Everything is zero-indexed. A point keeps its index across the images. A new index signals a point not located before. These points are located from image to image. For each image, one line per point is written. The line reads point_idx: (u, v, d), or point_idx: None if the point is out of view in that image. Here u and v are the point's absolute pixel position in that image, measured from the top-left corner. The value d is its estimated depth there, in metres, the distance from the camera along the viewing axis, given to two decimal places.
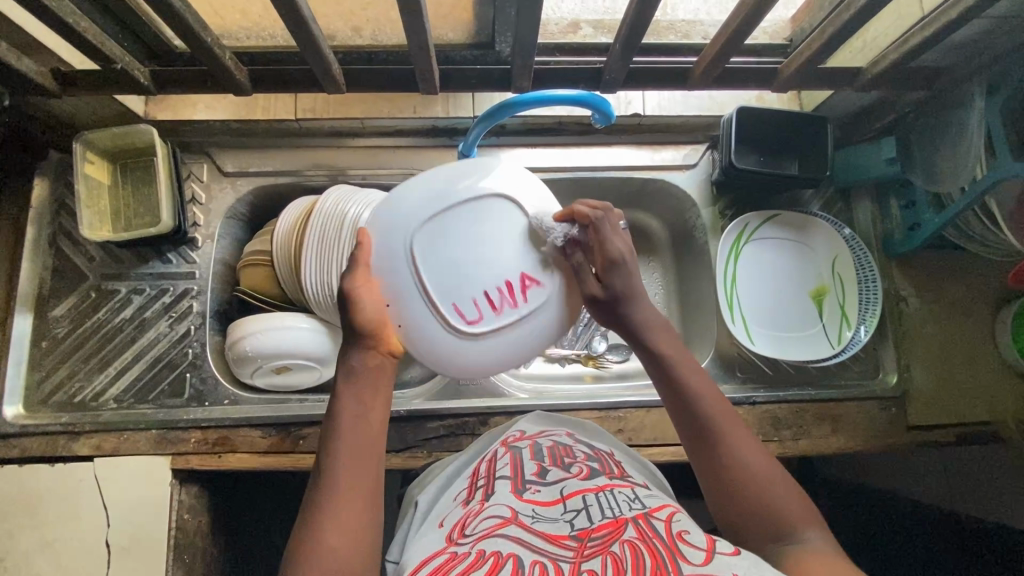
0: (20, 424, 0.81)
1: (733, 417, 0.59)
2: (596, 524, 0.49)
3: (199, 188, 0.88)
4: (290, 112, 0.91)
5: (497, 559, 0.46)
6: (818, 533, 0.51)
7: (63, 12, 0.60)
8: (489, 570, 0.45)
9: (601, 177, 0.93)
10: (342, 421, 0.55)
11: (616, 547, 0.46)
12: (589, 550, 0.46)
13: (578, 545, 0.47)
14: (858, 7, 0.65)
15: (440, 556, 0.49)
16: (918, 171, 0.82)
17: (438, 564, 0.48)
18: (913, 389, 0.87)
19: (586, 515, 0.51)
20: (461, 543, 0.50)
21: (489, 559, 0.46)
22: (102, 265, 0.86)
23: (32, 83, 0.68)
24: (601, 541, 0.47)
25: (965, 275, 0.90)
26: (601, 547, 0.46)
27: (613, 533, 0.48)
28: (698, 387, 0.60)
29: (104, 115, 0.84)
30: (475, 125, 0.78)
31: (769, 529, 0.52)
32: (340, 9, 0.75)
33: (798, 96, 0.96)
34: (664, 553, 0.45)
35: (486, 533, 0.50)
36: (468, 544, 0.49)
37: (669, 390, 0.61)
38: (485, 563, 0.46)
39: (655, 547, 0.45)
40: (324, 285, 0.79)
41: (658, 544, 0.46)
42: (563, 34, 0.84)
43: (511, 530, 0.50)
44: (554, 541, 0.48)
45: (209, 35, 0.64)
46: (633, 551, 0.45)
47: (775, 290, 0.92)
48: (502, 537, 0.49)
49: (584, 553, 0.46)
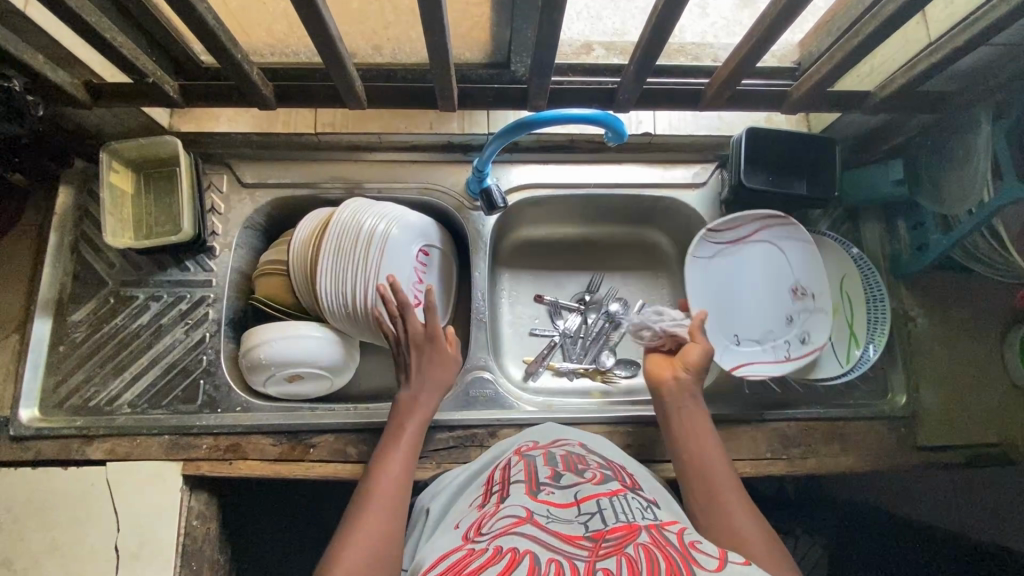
0: (34, 427, 0.82)
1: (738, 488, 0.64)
2: (610, 527, 0.50)
3: (219, 199, 0.90)
4: (310, 126, 0.95)
5: (513, 556, 0.46)
6: None
7: (101, 28, 0.63)
8: (507, 565, 0.45)
9: (610, 194, 0.95)
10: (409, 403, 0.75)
11: (630, 549, 0.46)
12: (604, 550, 0.47)
13: (593, 545, 0.48)
14: (865, 34, 0.67)
15: (458, 552, 0.50)
16: (927, 195, 0.83)
17: (456, 559, 0.49)
18: (922, 410, 0.87)
19: (601, 518, 0.52)
20: (478, 540, 0.51)
21: (507, 554, 0.46)
22: (122, 272, 0.88)
23: (65, 94, 0.71)
24: (616, 543, 0.47)
25: (974, 297, 0.90)
26: (616, 549, 0.47)
27: (628, 536, 0.48)
28: (711, 457, 0.67)
29: (130, 125, 0.86)
30: (491, 143, 0.80)
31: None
32: (362, 30, 0.77)
33: (806, 117, 0.98)
34: (677, 558, 0.45)
35: (502, 531, 0.50)
36: (486, 540, 0.50)
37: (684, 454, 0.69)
38: (502, 559, 0.46)
39: (670, 553, 0.46)
40: (340, 295, 0.82)
41: (673, 551, 0.46)
42: (576, 55, 0.85)
43: (527, 529, 0.50)
44: (569, 541, 0.49)
45: (239, 52, 0.67)
46: (648, 554, 0.45)
47: (768, 284, 0.93)
48: (518, 535, 0.49)
49: (599, 552, 0.47)
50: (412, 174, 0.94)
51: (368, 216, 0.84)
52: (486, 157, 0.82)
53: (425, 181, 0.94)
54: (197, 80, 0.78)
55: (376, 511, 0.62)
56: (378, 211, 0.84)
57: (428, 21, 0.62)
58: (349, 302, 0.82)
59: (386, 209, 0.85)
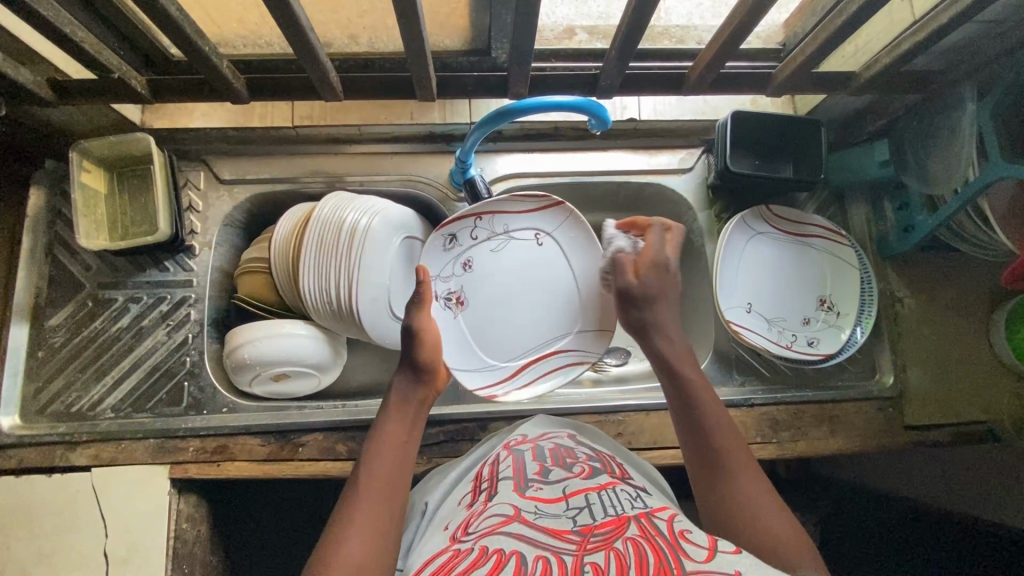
0: (15, 434, 0.80)
1: (741, 448, 0.59)
2: (599, 521, 0.50)
3: (196, 197, 0.88)
4: (287, 120, 0.90)
5: (500, 556, 0.46)
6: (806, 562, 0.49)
7: (59, 22, 0.61)
8: (493, 567, 0.45)
9: (598, 181, 0.94)
10: (395, 399, 0.66)
11: (619, 544, 0.46)
12: (591, 545, 0.46)
13: (580, 539, 0.48)
14: (849, 14, 0.66)
15: (444, 554, 0.49)
16: (912, 173, 0.82)
17: (441, 562, 0.48)
18: (910, 390, 0.87)
19: (589, 512, 0.51)
20: (465, 540, 0.50)
21: (493, 556, 0.46)
22: (99, 274, 0.86)
23: (28, 92, 0.68)
24: (604, 537, 0.47)
25: (958, 276, 0.91)
26: (604, 543, 0.46)
27: (616, 530, 0.48)
28: (713, 410, 0.61)
29: (100, 123, 0.84)
30: (472, 133, 0.79)
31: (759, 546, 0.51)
32: (337, 17, 0.75)
33: (791, 100, 0.98)
34: (666, 549, 0.45)
35: (489, 530, 0.50)
36: (473, 541, 0.50)
37: (681, 403, 0.63)
38: (489, 560, 0.46)
39: (658, 544, 0.45)
40: (323, 292, 0.80)
41: (661, 541, 0.46)
42: (559, 41, 0.83)
43: (514, 527, 0.50)
44: (557, 537, 0.48)
45: (206, 43, 0.64)
46: (636, 547, 0.45)
47: (780, 278, 0.92)
48: (506, 534, 0.49)
49: (586, 547, 0.46)
50: (395, 166, 0.92)
51: (350, 210, 0.82)
52: (469, 147, 0.80)
53: (408, 172, 0.92)
54: (168, 74, 0.76)
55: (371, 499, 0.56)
56: (360, 205, 0.83)
57: (401, 8, 0.60)
58: (333, 299, 0.80)
59: (368, 203, 0.83)
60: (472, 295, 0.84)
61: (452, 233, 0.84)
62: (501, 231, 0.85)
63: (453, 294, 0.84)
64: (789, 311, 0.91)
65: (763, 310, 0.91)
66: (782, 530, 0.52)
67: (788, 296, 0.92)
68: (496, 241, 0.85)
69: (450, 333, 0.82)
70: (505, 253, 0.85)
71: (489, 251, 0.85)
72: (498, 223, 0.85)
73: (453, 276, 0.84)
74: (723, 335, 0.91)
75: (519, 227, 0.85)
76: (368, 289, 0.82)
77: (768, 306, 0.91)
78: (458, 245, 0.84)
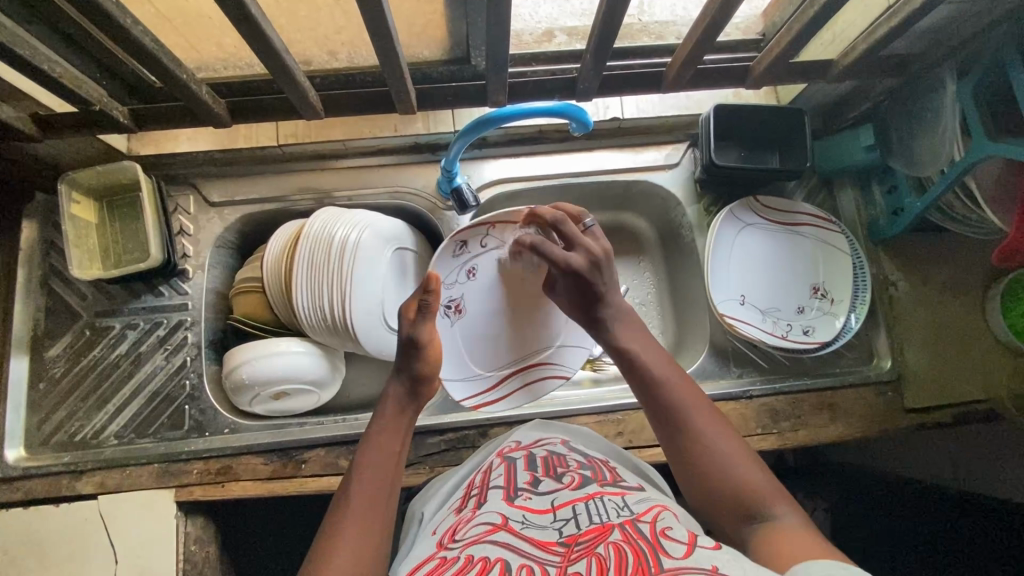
0: (21, 466, 0.81)
1: (703, 405, 0.60)
2: (583, 529, 0.50)
3: (187, 221, 0.89)
4: (272, 139, 0.94)
5: (484, 564, 0.47)
6: (790, 509, 0.52)
7: (37, 60, 0.62)
8: (477, 574, 0.46)
9: (586, 182, 0.95)
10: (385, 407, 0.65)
11: (601, 549, 0.46)
12: (575, 554, 0.46)
13: (565, 550, 0.48)
14: (821, 4, 0.65)
15: (431, 561, 0.50)
16: (898, 156, 0.83)
17: (429, 569, 0.49)
18: (909, 372, 0.87)
19: (575, 522, 0.51)
20: (451, 548, 0.51)
21: (478, 563, 0.47)
22: (95, 303, 0.87)
23: (12, 129, 0.69)
24: (587, 545, 0.47)
25: (951, 255, 0.90)
26: (586, 550, 0.46)
27: (599, 537, 0.48)
28: (668, 375, 0.62)
29: (87, 153, 0.84)
30: (455, 143, 0.79)
31: (738, 507, 0.53)
32: (313, 35, 0.74)
33: (774, 91, 0.98)
34: (646, 549, 0.45)
35: (475, 539, 0.51)
36: (458, 549, 0.50)
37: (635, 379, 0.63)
38: (474, 567, 0.47)
39: (639, 546, 0.45)
40: (318, 310, 0.81)
41: (642, 543, 0.46)
42: (538, 44, 0.82)
43: (500, 536, 0.50)
44: (541, 547, 0.49)
45: (182, 72, 0.65)
46: (617, 551, 0.45)
47: (771, 270, 0.92)
48: (490, 544, 0.49)
49: (570, 557, 0.46)
50: (382, 179, 0.92)
51: (339, 225, 0.82)
52: (452, 157, 0.81)
53: (394, 185, 0.92)
54: (150, 102, 0.77)
55: (363, 498, 0.56)
56: (348, 219, 0.83)
57: (373, 27, 0.61)
58: (327, 316, 0.81)
59: (356, 218, 0.84)
60: (472, 303, 0.88)
61: (463, 240, 0.85)
62: (511, 242, 0.86)
63: (454, 302, 0.86)
64: (783, 302, 0.91)
65: (759, 301, 0.91)
66: (761, 485, 0.53)
67: (782, 286, 0.92)
68: (504, 251, 0.87)
69: (446, 338, 0.86)
70: (511, 265, 0.87)
71: (495, 261, 0.87)
72: (509, 234, 0.86)
73: (457, 283, 0.87)
74: (719, 329, 0.91)
75: (526, 240, 0.87)
76: (362, 304, 0.82)
77: (762, 297, 0.91)
78: (468, 253, 0.86)
